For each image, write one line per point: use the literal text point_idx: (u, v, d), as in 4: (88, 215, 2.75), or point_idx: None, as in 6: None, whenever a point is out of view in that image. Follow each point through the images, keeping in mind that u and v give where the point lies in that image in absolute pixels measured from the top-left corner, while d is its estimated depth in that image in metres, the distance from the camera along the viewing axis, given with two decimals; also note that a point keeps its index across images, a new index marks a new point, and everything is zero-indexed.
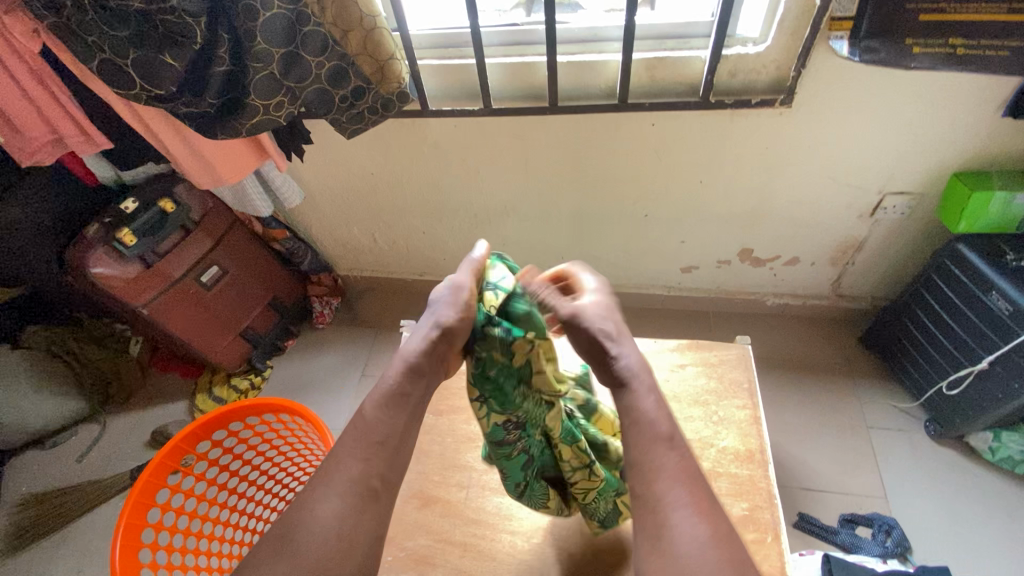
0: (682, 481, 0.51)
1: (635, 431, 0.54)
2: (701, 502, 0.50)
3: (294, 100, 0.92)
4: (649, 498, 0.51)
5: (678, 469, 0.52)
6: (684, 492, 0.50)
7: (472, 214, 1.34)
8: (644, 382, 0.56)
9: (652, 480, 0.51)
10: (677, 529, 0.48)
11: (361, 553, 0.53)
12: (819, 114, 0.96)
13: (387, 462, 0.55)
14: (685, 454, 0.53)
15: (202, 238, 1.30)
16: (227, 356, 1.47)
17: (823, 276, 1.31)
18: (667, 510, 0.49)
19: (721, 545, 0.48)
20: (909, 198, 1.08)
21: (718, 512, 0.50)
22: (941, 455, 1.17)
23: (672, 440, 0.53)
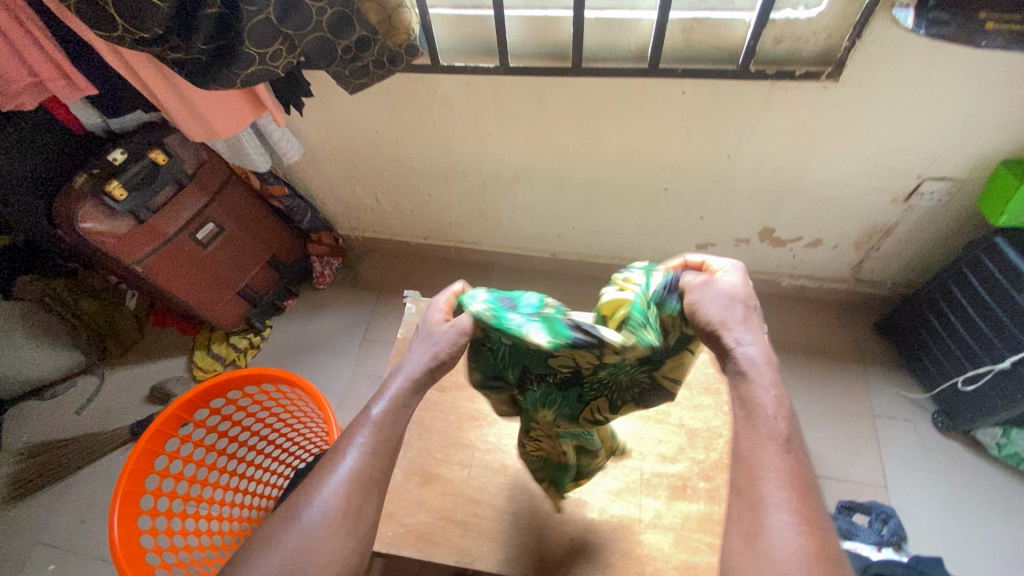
0: (790, 485, 0.47)
1: (750, 428, 0.50)
2: (805, 516, 0.45)
3: (293, 49, 0.84)
4: (749, 495, 0.47)
5: (788, 471, 0.47)
6: (789, 498, 0.46)
7: (481, 180, 1.27)
8: (769, 374, 0.51)
9: (755, 482, 0.47)
10: (775, 534, 0.45)
11: (350, 531, 0.52)
12: (867, 90, 0.88)
13: (380, 442, 0.56)
14: (796, 455, 0.49)
15: (197, 194, 1.24)
16: (226, 315, 1.44)
17: (844, 260, 1.26)
18: (766, 511, 0.46)
19: (825, 561, 0.43)
20: (949, 184, 1.02)
21: (823, 525, 0.46)
22: (945, 448, 1.17)
23: (788, 442, 0.49)
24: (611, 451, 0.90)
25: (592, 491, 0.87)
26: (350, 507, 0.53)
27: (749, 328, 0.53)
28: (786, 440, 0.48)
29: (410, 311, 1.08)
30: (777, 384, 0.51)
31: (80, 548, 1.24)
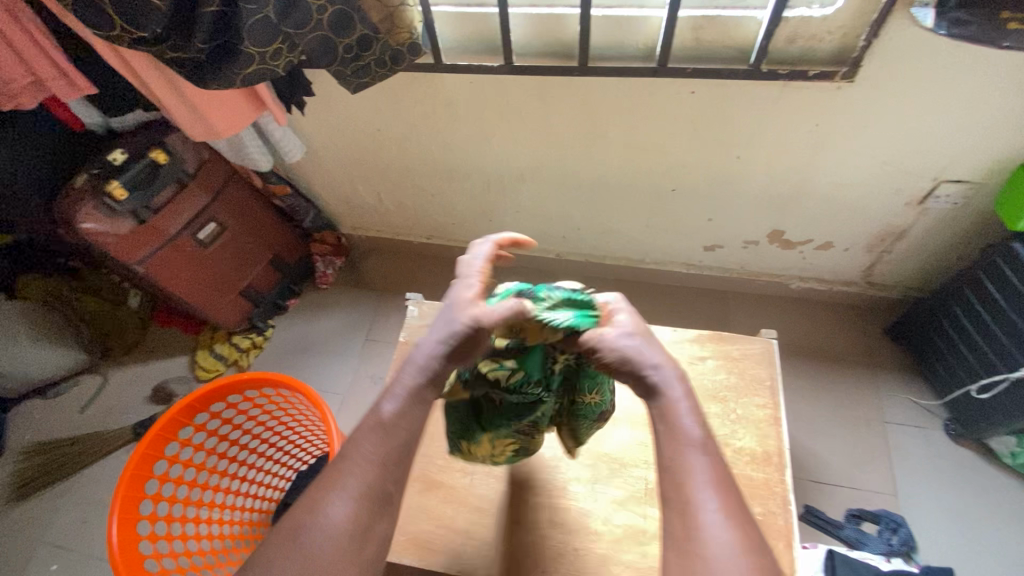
0: (713, 486, 0.49)
1: (669, 438, 0.52)
2: (734, 514, 0.48)
3: (293, 48, 0.82)
4: (678, 500, 0.49)
5: (710, 472, 0.50)
6: (714, 498, 0.48)
7: (485, 180, 1.25)
8: (679, 387, 0.53)
9: (684, 485, 0.49)
10: (710, 535, 0.47)
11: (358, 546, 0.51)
12: (883, 90, 0.86)
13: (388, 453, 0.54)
14: (716, 457, 0.51)
15: (198, 193, 1.22)
16: (228, 315, 1.43)
17: (855, 263, 1.23)
18: (697, 514, 0.48)
19: (753, 552, 0.46)
20: (966, 187, 0.99)
21: (749, 517, 0.48)
22: (957, 456, 1.14)
23: (705, 444, 0.51)
24: (616, 459, 0.88)
25: (596, 501, 0.85)
26: (358, 519, 0.52)
27: (648, 352, 0.55)
28: (703, 443, 0.51)
29: (413, 314, 1.06)
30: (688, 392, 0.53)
31: (82, 548, 1.24)
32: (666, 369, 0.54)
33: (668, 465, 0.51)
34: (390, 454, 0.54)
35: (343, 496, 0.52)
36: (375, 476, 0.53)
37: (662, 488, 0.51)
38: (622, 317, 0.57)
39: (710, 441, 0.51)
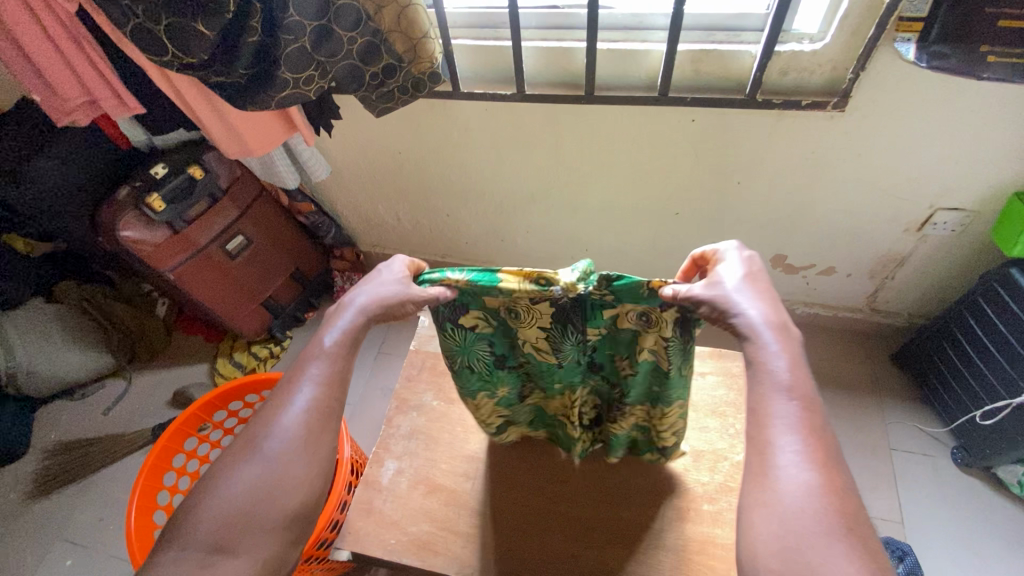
0: (797, 430, 0.49)
1: (757, 381, 0.52)
2: (813, 457, 0.47)
3: (325, 75, 0.91)
4: (759, 441, 0.50)
5: (796, 417, 0.49)
6: (795, 440, 0.48)
7: (497, 201, 1.31)
8: (772, 337, 0.53)
9: (764, 425, 0.50)
10: (782, 472, 0.47)
11: (309, 451, 0.54)
12: (874, 120, 0.91)
13: (335, 373, 0.58)
14: (808, 404, 0.50)
15: (229, 207, 1.31)
16: (249, 324, 1.49)
17: (857, 289, 1.25)
18: (774, 452, 0.48)
19: (830, 497, 0.45)
20: (962, 215, 1.02)
21: (838, 468, 0.47)
22: (965, 485, 1.13)
23: (795, 390, 0.51)
24: (615, 469, 0.91)
25: (595, 508, 0.87)
26: (308, 428, 0.55)
27: (741, 300, 0.55)
28: (790, 389, 0.50)
29: (424, 324, 1.12)
30: (792, 346, 0.53)
31: (95, 545, 1.27)
32: (761, 322, 0.53)
33: (754, 409, 0.52)
34: (332, 375, 0.57)
35: (295, 409, 0.55)
36: (325, 394, 0.56)
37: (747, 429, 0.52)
38: (724, 266, 0.58)
39: (799, 383, 0.51)
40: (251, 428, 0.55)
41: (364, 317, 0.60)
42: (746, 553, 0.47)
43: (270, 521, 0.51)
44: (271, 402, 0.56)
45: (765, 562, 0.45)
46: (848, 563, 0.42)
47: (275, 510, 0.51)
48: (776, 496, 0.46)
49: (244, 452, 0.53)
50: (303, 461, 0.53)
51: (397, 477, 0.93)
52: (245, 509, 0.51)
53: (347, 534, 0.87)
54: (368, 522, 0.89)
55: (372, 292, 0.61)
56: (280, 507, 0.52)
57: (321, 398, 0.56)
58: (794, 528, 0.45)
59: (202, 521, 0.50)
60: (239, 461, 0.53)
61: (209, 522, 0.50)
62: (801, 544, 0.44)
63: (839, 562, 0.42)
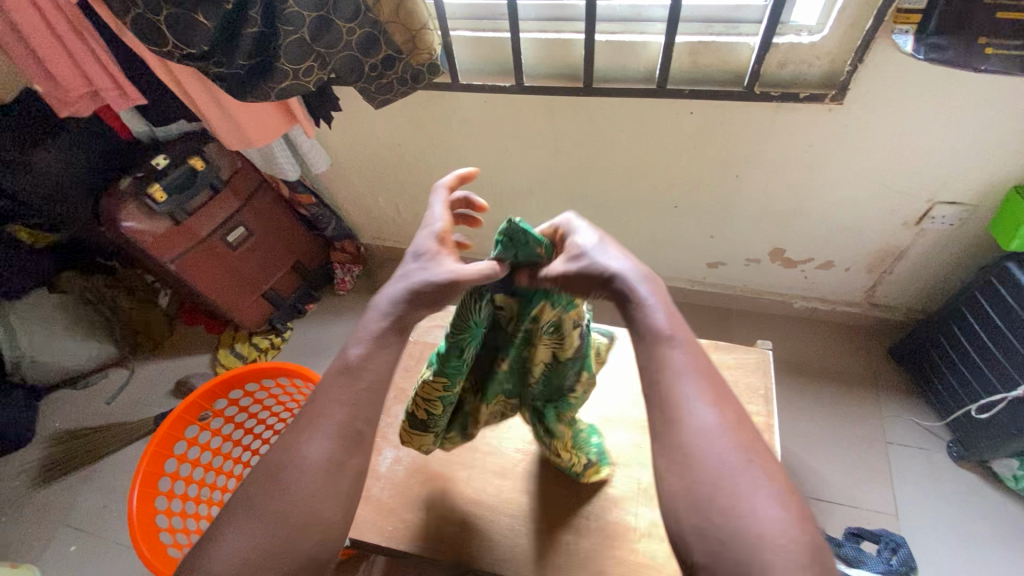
0: (694, 375, 0.46)
1: (641, 337, 0.48)
2: (713, 399, 0.44)
3: (324, 66, 0.91)
4: (659, 397, 0.45)
5: (688, 360, 0.46)
6: (694, 385, 0.45)
7: (497, 193, 1.31)
8: (647, 289, 0.49)
9: (663, 379, 0.46)
10: (691, 424, 0.43)
11: (334, 484, 0.49)
12: (871, 113, 0.91)
13: (364, 398, 0.52)
14: (692, 346, 0.47)
15: (230, 199, 1.32)
16: (250, 315, 1.50)
17: (856, 282, 1.25)
18: (678, 405, 0.44)
19: (739, 432, 0.43)
20: (961, 209, 1.02)
21: (733, 402, 0.45)
22: (960, 478, 1.14)
23: (678, 335, 0.47)
24: (609, 460, 0.91)
25: (589, 498, 0.88)
26: (333, 458, 0.49)
27: (605, 258, 0.51)
28: (676, 334, 0.47)
29: None
30: (662, 294, 0.50)
31: (99, 532, 1.29)
32: (634, 276, 0.50)
33: (645, 366, 0.47)
34: (362, 394, 0.52)
35: (319, 436, 0.49)
36: (354, 418, 0.51)
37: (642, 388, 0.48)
38: (577, 234, 0.55)
39: (680, 324, 0.48)
40: (272, 455, 0.50)
41: (405, 300, 0.54)
42: (669, 520, 0.42)
43: (289, 565, 0.46)
44: (292, 427, 0.51)
45: (687, 524, 0.41)
46: (766, 497, 0.40)
47: (294, 552, 0.46)
48: (691, 447, 0.42)
49: (264, 484, 0.48)
50: (326, 496, 0.48)
51: (395, 464, 0.94)
52: (270, 546, 0.46)
53: None
54: (366, 509, 0.90)
55: (403, 282, 0.55)
56: (309, 540, 0.47)
57: (350, 421, 0.51)
58: (710, 479, 0.41)
59: (223, 560, 0.45)
60: (257, 498, 0.48)
61: (231, 561, 0.45)
62: (721, 491, 0.40)
63: (762, 495, 0.40)
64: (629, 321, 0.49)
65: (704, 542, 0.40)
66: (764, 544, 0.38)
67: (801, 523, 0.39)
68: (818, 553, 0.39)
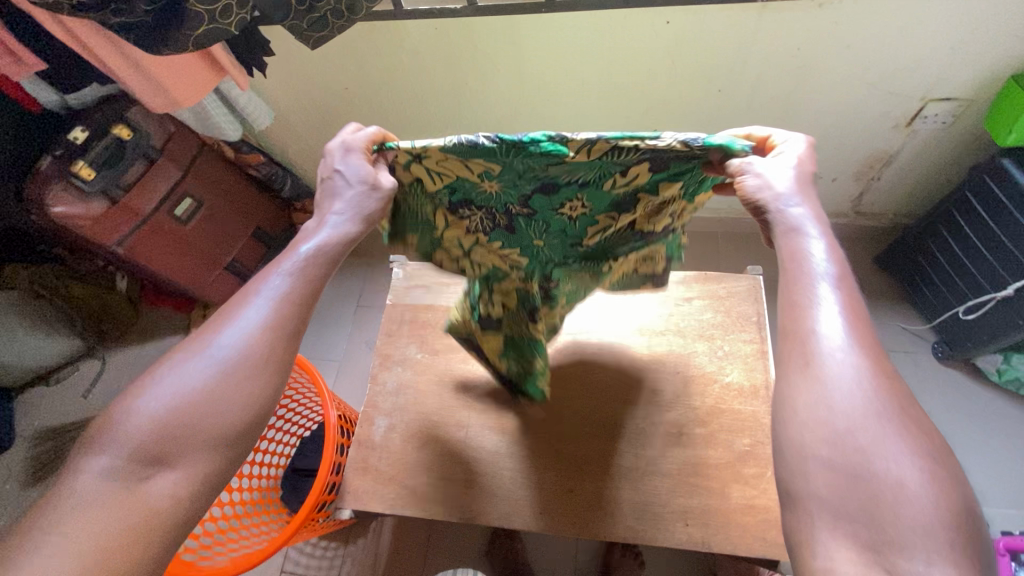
0: (846, 315, 0.42)
1: (791, 278, 0.45)
2: (864, 341, 0.41)
3: (244, 4, 0.77)
4: (799, 330, 0.43)
5: (846, 303, 0.43)
6: (843, 323, 0.41)
7: (463, 133, 1.21)
8: (816, 235, 0.47)
9: (806, 317, 0.43)
10: (832, 355, 0.40)
11: (265, 368, 0.45)
12: (865, 7, 0.82)
13: (302, 291, 0.48)
14: (852, 294, 0.44)
15: (167, 168, 1.19)
16: (217, 291, 1.42)
17: (843, 193, 1.21)
18: (816, 337, 0.41)
19: (887, 380, 0.39)
20: (953, 105, 0.96)
21: (883, 353, 0.41)
22: (945, 378, 1.17)
23: (839, 281, 0.44)
24: (606, 407, 0.90)
25: (589, 445, 0.88)
26: (267, 342, 0.45)
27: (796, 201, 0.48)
28: (834, 279, 0.44)
29: (398, 276, 1.05)
30: (830, 245, 0.46)
31: None
32: (810, 216, 0.48)
33: (794, 299, 0.44)
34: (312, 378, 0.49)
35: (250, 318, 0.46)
36: (284, 304, 0.47)
37: (781, 323, 0.45)
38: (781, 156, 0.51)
39: (842, 270, 0.45)
40: (200, 331, 0.47)
41: (342, 244, 0.51)
42: (786, 449, 0.39)
43: (205, 438, 0.42)
44: (219, 312, 0.47)
45: (813, 455, 0.38)
46: (899, 448, 0.36)
47: (212, 430, 0.42)
48: (822, 380, 0.39)
49: (182, 359, 0.44)
50: (256, 377, 0.44)
51: (389, 433, 0.92)
52: (173, 422, 0.42)
53: (347, 494, 0.87)
54: (365, 480, 0.89)
55: (337, 215, 0.51)
56: (225, 423, 0.43)
57: (278, 310, 0.46)
58: (841, 413, 0.38)
59: (123, 432, 0.41)
60: (173, 369, 0.44)
61: (133, 428, 0.41)
62: (850, 428, 0.37)
63: (891, 442, 0.36)
64: (785, 254, 0.47)
65: (826, 469, 0.37)
66: (902, 494, 0.35)
67: (950, 491, 0.35)
68: (968, 518, 0.34)
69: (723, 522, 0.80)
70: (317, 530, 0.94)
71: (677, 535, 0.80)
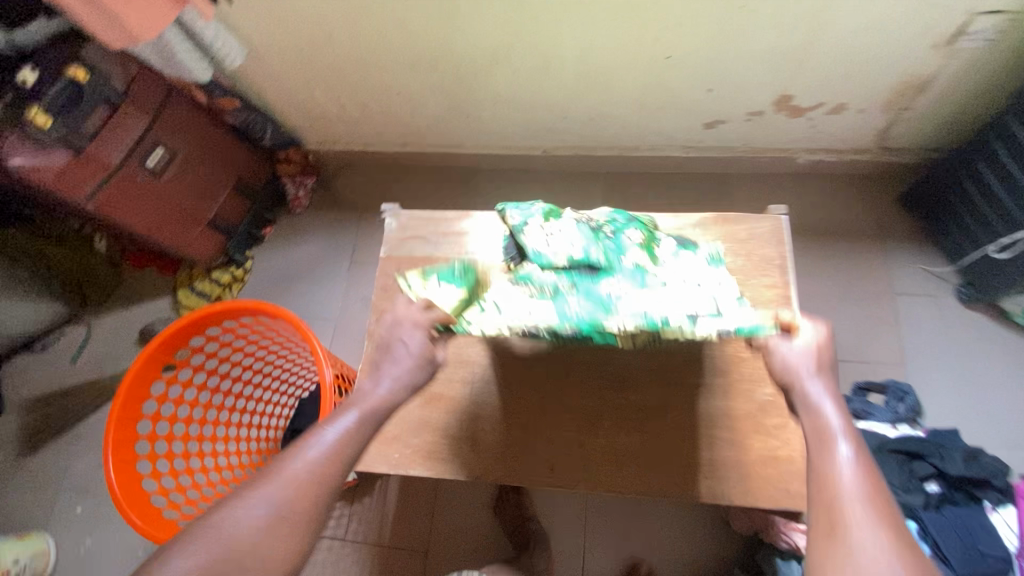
0: (865, 484, 0.47)
1: (814, 443, 0.51)
2: (885, 515, 0.45)
3: None
4: (822, 498, 0.48)
5: (863, 468, 0.48)
6: (861, 490, 0.47)
7: (455, 68, 1.10)
8: (834, 408, 0.53)
9: (828, 483, 0.48)
10: (855, 528, 0.45)
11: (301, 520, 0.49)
12: None
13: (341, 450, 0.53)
14: (869, 465, 0.49)
15: (133, 115, 1.08)
16: (200, 248, 1.34)
17: (868, 125, 1.12)
18: (840, 506, 0.46)
19: (910, 553, 0.43)
20: (1004, 19, 0.85)
21: (906, 528, 0.45)
22: (965, 320, 1.14)
23: (857, 450, 0.50)
24: (620, 363, 0.83)
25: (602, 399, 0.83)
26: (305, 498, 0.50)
27: (813, 376, 0.55)
28: (854, 451, 0.50)
29: (392, 227, 0.97)
30: (848, 419, 0.52)
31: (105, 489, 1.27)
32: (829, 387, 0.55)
33: (817, 467, 0.50)
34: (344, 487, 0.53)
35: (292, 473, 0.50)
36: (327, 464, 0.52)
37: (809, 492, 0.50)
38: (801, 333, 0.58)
39: (852, 430, 0.52)
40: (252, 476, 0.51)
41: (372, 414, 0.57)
42: None
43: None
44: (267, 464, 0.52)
45: None
46: None
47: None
48: (853, 554, 0.44)
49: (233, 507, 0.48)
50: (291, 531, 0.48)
51: None
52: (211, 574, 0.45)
53: None
54: (367, 440, 0.85)
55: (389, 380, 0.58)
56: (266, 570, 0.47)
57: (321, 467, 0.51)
58: None
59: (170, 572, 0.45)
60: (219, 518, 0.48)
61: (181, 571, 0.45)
62: None
63: None
64: (809, 426, 0.53)
65: None
66: None
67: None
68: None
69: (744, 474, 0.76)
70: None
71: (695, 487, 0.77)
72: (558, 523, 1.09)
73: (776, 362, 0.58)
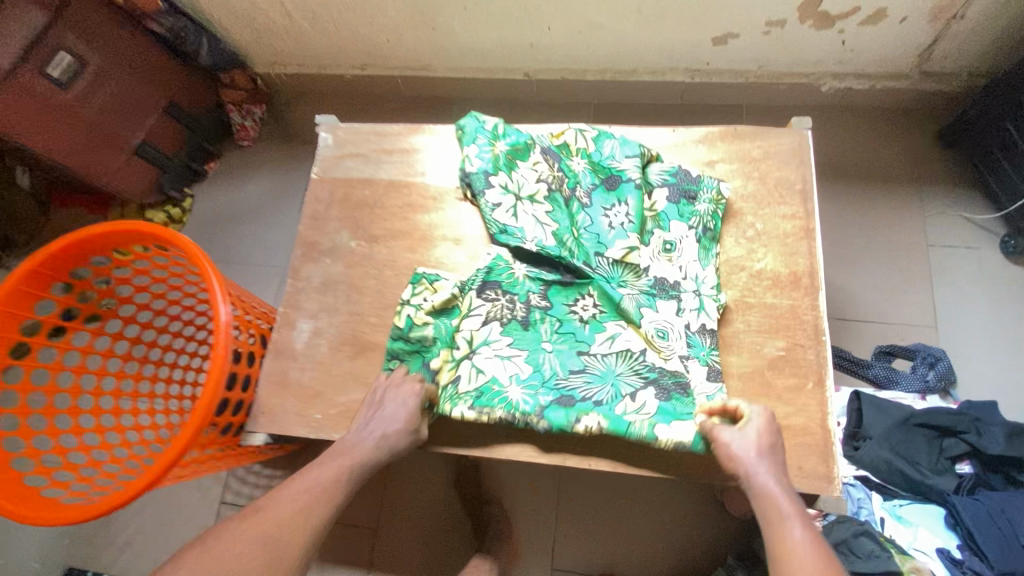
0: (821, 561, 0.48)
1: (767, 526, 0.52)
2: None
3: None
4: None
5: (812, 537, 0.50)
6: (817, 566, 0.48)
7: None
8: (777, 484, 0.53)
9: (790, 568, 0.48)
10: None
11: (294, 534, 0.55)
12: None
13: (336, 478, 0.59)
14: (814, 530, 0.51)
15: (24, 7, 0.90)
16: (130, 182, 1.16)
17: (909, 42, 0.92)
18: None
19: None
20: None
21: None
22: (1010, 276, 0.97)
23: (802, 515, 0.51)
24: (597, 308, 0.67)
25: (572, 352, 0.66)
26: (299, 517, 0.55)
27: (754, 457, 0.55)
28: (801, 519, 0.51)
29: (327, 143, 0.79)
30: (786, 485, 0.54)
31: None
32: (770, 464, 0.55)
33: (776, 553, 0.50)
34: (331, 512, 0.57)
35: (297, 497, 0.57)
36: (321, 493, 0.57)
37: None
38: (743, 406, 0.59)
39: (797, 504, 0.52)
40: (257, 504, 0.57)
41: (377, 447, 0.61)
42: None
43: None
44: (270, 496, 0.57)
45: None
46: None
47: None
48: None
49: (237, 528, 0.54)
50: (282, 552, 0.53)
51: (315, 339, 0.71)
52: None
53: (260, 415, 0.68)
54: (286, 397, 0.69)
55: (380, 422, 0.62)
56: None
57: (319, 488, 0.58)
58: None
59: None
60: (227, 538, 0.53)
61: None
62: None
63: None
64: (759, 509, 0.53)
65: None
66: None
67: None
68: None
69: None
70: (234, 458, 0.77)
71: (681, 460, 0.62)
72: (527, 497, 0.96)
73: (722, 449, 0.56)
